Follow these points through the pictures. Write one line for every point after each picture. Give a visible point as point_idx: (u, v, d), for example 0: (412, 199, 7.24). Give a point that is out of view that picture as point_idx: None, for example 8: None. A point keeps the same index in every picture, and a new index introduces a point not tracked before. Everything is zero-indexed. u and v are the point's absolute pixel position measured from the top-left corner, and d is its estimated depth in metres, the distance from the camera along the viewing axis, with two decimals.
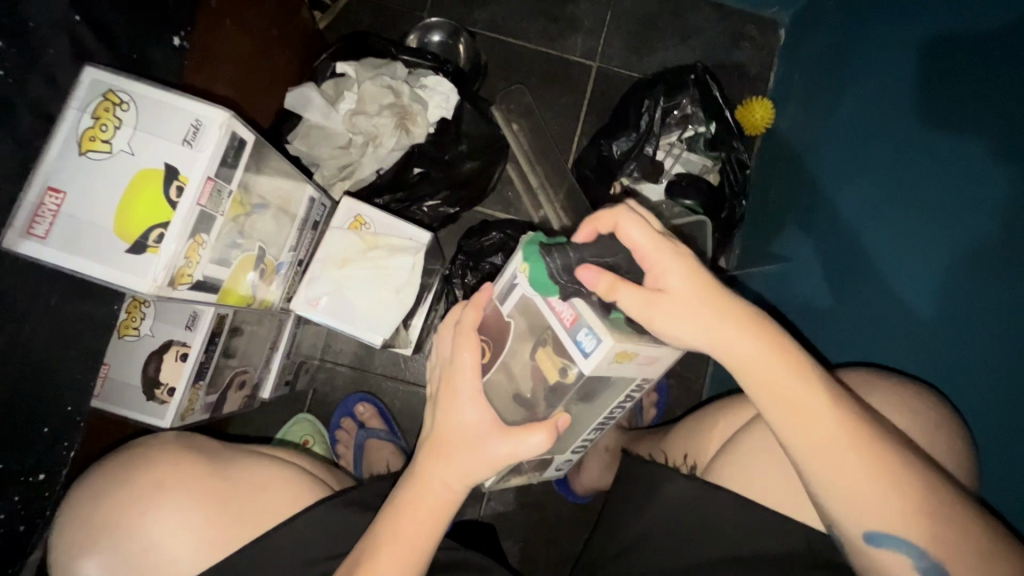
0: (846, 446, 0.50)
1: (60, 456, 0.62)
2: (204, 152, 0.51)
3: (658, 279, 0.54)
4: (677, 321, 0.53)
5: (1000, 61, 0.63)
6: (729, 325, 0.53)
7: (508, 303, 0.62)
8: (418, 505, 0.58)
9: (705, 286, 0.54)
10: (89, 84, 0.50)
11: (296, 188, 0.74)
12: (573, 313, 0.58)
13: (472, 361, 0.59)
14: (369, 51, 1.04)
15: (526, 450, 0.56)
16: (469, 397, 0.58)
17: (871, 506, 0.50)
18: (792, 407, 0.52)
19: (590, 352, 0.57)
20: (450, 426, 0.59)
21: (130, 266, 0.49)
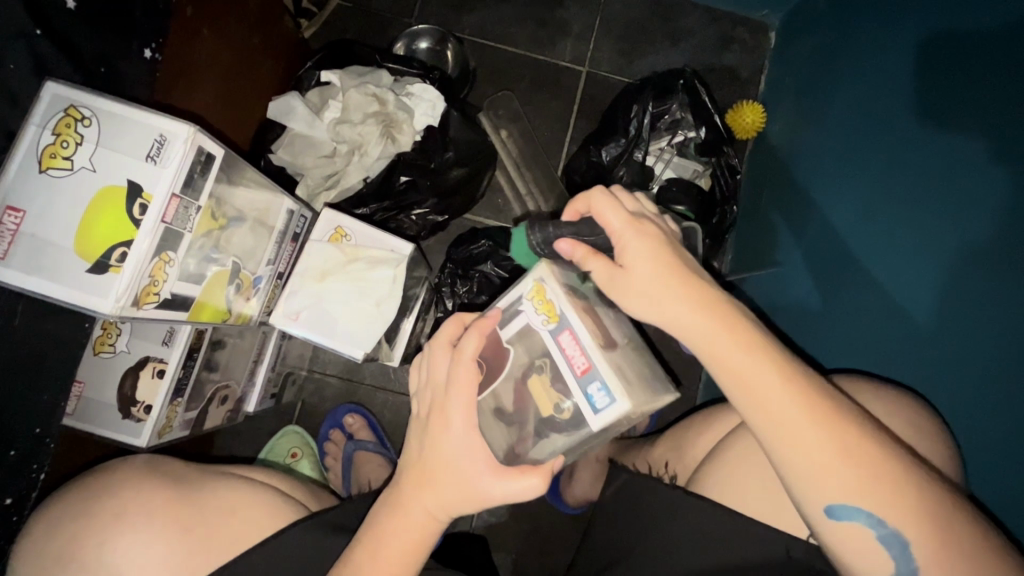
0: (801, 424, 0.47)
1: (30, 479, 0.61)
2: (168, 168, 0.50)
3: (620, 255, 0.53)
4: (640, 299, 0.52)
5: (994, 63, 0.61)
6: (681, 299, 0.51)
7: (509, 329, 0.58)
8: (400, 533, 0.57)
9: (664, 262, 0.52)
10: (50, 100, 0.49)
11: (274, 200, 0.72)
12: (586, 362, 0.54)
13: (469, 395, 0.56)
14: (354, 58, 1.03)
15: (519, 492, 0.55)
16: (464, 431, 0.56)
17: (834, 488, 0.47)
18: (748, 386, 0.49)
19: (599, 408, 0.52)
20: (439, 458, 0.56)
21: (92, 287, 0.48)
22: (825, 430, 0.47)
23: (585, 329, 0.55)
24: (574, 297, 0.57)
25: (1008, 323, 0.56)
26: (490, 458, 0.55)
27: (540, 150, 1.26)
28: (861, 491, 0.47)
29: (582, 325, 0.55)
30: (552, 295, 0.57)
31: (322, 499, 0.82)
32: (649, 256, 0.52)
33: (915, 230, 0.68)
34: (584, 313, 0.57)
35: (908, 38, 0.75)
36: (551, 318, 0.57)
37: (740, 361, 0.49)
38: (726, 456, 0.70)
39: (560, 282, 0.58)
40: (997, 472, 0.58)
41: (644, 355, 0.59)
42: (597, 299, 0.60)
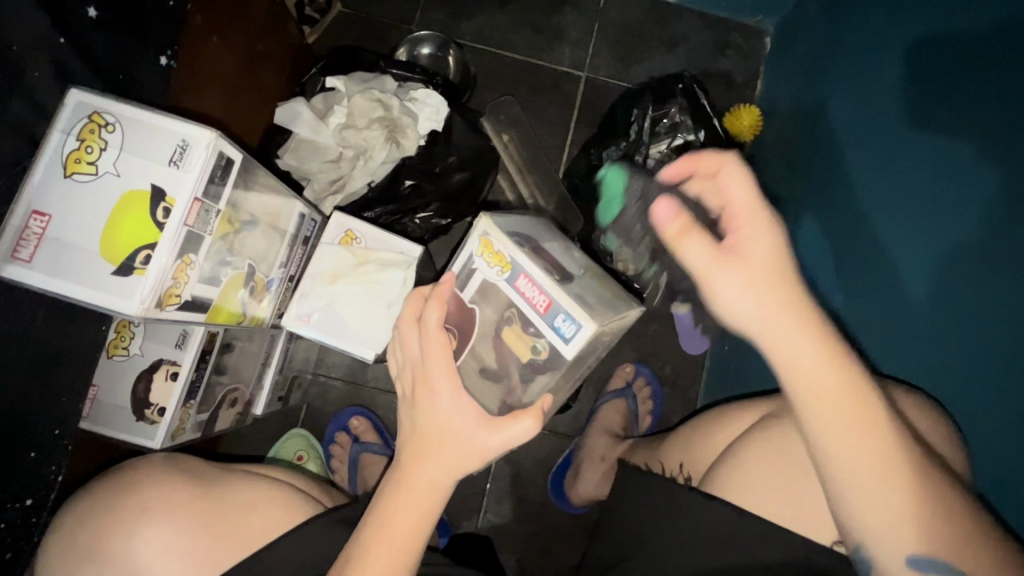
0: (865, 442, 0.50)
1: (48, 479, 0.62)
2: (190, 173, 0.51)
3: (738, 245, 0.53)
4: (744, 288, 0.51)
5: (986, 62, 0.62)
6: (789, 310, 0.51)
7: (470, 290, 0.59)
8: (405, 506, 0.58)
9: (782, 268, 0.52)
10: (75, 107, 0.50)
11: (286, 204, 0.73)
12: (546, 299, 0.55)
13: (447, 360, 0.56)
14: (358, 64, 1.05)
15: (514, 437, 0.56)
16: (448, 396, 0.56)
17: (878, 505, 0.50)
18: (827, 402, 0.50)
19: (570, 337, 0.55)
20: (431, 427, 0.57)
21: (116, 289, 0.49)
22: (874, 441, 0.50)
23: (538, 269, 0.56)
24: (518, 242, 0.58)
25: (997, 315, 0.58)
26: (482, 414, 0.56)
27: (541, 154, 1.28)
28: (895, 499, 0.50)
29: (534, 265, 0.56)
30: (499, 245, 0.57)
31: (335, 496, 0.84)
32: (771, 253, 0.52)
33: (911, 227, 0.70)
34: (532, 254, 0.58)
35: (902, 41, 0.77)
36: (504, 267, 0.57)
37: (825, 371, 0.50)
38: (739, 454, 0.71)
39: (502, 229, 0.58)
40: (993, 460, 0.59)
41: (587, 285, 0.63)
42: (537, 244, 0.62)
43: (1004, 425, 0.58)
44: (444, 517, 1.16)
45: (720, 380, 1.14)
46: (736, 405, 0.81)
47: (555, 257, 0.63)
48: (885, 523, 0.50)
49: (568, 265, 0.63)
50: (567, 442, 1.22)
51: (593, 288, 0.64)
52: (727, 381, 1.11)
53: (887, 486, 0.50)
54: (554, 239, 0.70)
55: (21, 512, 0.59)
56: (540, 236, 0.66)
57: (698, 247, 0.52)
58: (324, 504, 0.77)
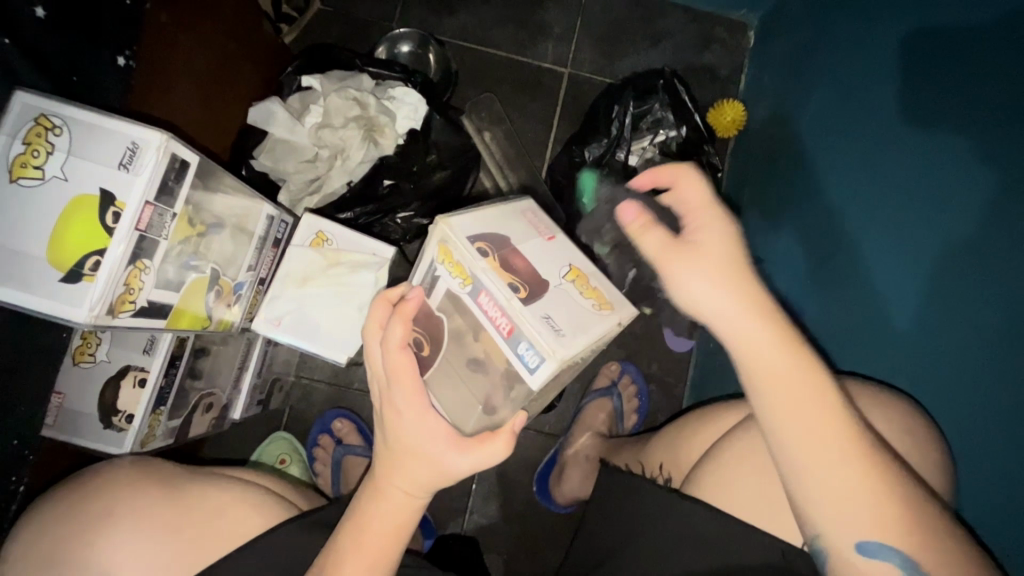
0: (837, 420, 0.50)
1: (8, 491, 0.61)
2: (141, 176, 0.50)
3: (692, 236, 0.54)
4: (700, 278, 0.52)
5: (973, 58, 0.60)
6: (744, 295, 0.52)
7: (436, 297, 0.58)
8: (379, 517, 0.57)
9: (736, 256, 0.53)
10: (20, 109, 0.49)
11: (252, 205, 0.72)
12: (509, 322, 0.53)
13: (411, 380, 0.55)
14: (335, 63, 1.03)
15: (484, 458, 0.55)
16: (414, 412, 0.55)
17: (846, 493, 0.50)
18: (779, 378, 0.51)
19: (534, 369, 0.53)
20: (399, 442, 0.56)
21: (65, 296, 0.48)
22: (819, 410, 0.50)
23: (502, 289, 0.53)
24: (484, 255, 0.55)
25: (990, 317, 0.56)
26: (450, 432, 0.55)
27: (524, 152, 1.27)
28: (846, 481, 0.49)
29: (498, 285, 0.53)
30: (462, 258, 0.55)
31: (312, 499, 0.83)
32: (723, 242, 0.54)
33: (895, 224, 0.68)
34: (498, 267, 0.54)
35: (889, 32, 0.75)
36: (466, 281, 0.55)
37: (775, 357, 0.51)
38: (724, 455, 0.70)
39: (467, 241, 0.55)
40: (982, 456, 0.58)
41: (568, 297, 0.58)
42: (510, 249, 0.57)
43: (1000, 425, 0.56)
44: (429, 517, 1.16)
45: (705, 379, 1.13)
46: (717, 405, 0.80)
47: (530, 262, 0.58)
48: (829, 500, 0.50)
49: (548, 272, 0.59)
50: (552, 442, 1.21)
51: (577, 301, 0.58)
52: (712, 378, 1.11)
53: (832, 450, 0.49)
54: (543, 232, 0.64)
55: None
56: (521, 235, 0.60)
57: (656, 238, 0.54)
58: (298, 506, 0.76)
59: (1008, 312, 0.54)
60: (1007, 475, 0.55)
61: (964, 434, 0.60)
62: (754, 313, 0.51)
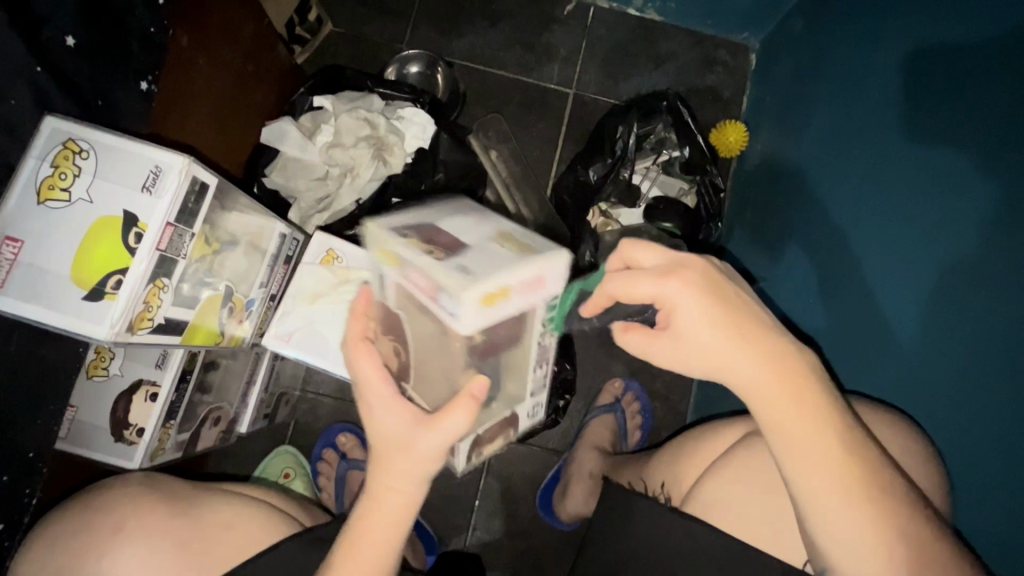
0: (837, 462, 0.50)
1: (20, 503, 0.61)
2: (164, 198, 0.51)
3: (668, 318, 0.53)
4: (679, 362, 0.53)
5: (976, 78, 0.61)
6: (746, 359, 0.52)
7: (387, 295, 0.57)
8: (369, 516, 0.58)
9: (722, 321, 0.51)
10: (50, 134, 0.51)
11: (267, 223, 0.74)
12: (427, 283, 0.49)
13: (374, 372, 0.57)
14: (346, 84, 1.06)
15: (452, 431, 0.54)
16: (382, 402, 0.56)
17: (846, 538, 0.50)
18: (787, 429, 0.52)
19: (457, 314, 0.47)
20: (377, 434, 0.57)
21: (87, 314, 0.50)
22: (821, 463, 0.50)
23: (413, 253, 0.49)
24: (402, 234, 0.52)
25: (995, 335, 0.56)
26: (418, 415, 0.56)
27: (529, 170, 1.29)
28: (851, 523, 0.50)
29: (412, 251, 0.49)
30: (383, 242, 0.52)
31: (316, 514, 0.83)
32: (699, 315, 0.51)
33: (898, 244, 0.69)
34: (415, 238, 0.51)
35: (889, 55, 0.77)
36: (392, 262, 0.52)
37: (776, 403, 0.52)
38: (724, 475, 0.70)
39: (383, 225, 0.53)
40: (980, 479, 0.58)
41: (489, 249, 0.50)
42: (431, 224, 0.53)
43: (1000, 446, 0.56)
44: (431, 532, 1.16)
45: (709, 397, 1.14)
46: (719, 423, 0.80)
47: (453, 229, 0.53)
48: (817, 512, 0.51)
49: (469, 234, 0.52)
50: (556, 458, 1.21)
51: (503, 247, 0.51)
52: (716, 396, 1.11)
53: (833, 487, 0.50)
54: (472, 211, 0.58)
55: None
56: (444, 213, 0.56)
57: (639, 340, 0.54)
58: (302, 522, 0.77)
59: (1009, 328, 0.55)
60: (1007, 495, 0.55)
61: (962, 456, 0.60)
62: (752, 358, 0.52)
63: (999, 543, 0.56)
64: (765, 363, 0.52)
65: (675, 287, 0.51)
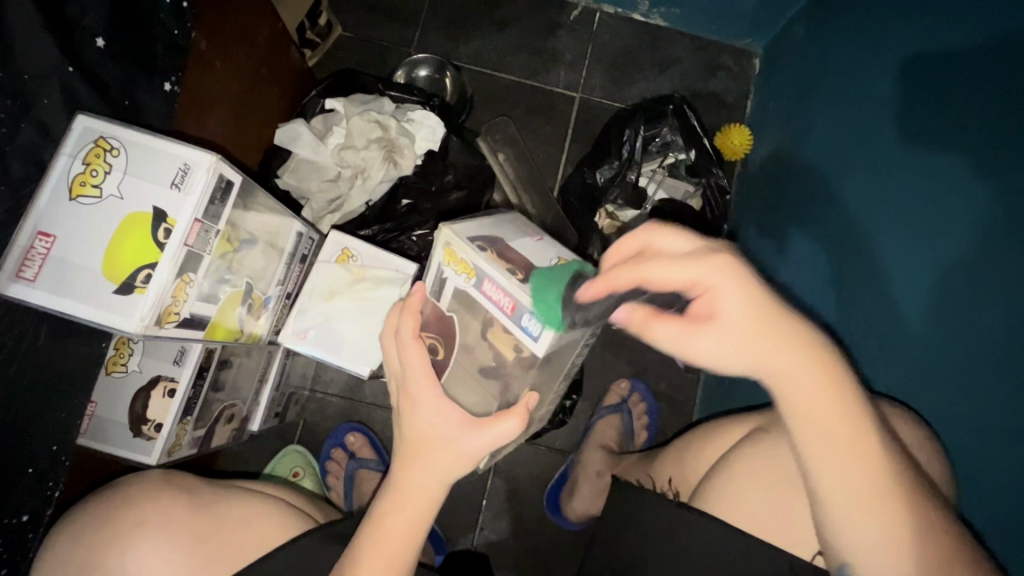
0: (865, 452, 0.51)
1: (45, 496, 0.62)
2: (191, 195, 0.53)
3: (711, 305, 0.50)
4: (721, 353, 0.50)
5: (978, 80, 0.63)
6: (792, 355, 0.51)
7: (445, 299, 0.60)
8: (396, 512, 0.59)
9: (763, 309, 0.50)
10: (81, 132, 0.52)
11: (283, 223, 0.75)
12: (512, 300, 0.53)
13: (424, 371, 0.57)
14: (358, 87, 1.08)
15: (502, 434, 0.55)
16: (429, 401, 0.56)
17: (873, 530, 0.51)
18: (815, 421, 0.51)
19: (538, 335, 0.52)
20: (415, 432, 0.58)
21: (117, 307, 0.51)
22: (856, 462, 0.51)
23: (502, 271, 0.53)
24: (482, 247, 0.55)
25: (993, 330, 0.57)
26: (464, 417, 0.57)
27: (536, 173, 1.31)
28: (882, 522, 0.51)
29: (498, 269, 0.53)
30: (463, 254, 0.56)
31: (328, 511, 0.84)
32: (744, 308, 0.50)
33: (902, 244, 0.70)
34: (497, 256, 0.55)
35: (891, 59, 0.79)
36: (469, 273, 0.55)
37: (821, 394, 0.51)
38: (730, 469, 0.71)
39: (464, 237, 0.56)
40: (985, 473, 0.59)
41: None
42: (506, 244, 0.57)
43: (1002, 438, 0.57)
44: (439, 531, 1.16)
45: (714, 396, 1.15)
46: (727, 419, 0.81)
47: (527, 252, 0.58)
48: (849, 507, 0.51)
49: (542, 258, 0.58)
50: (563, 458, 1.22)
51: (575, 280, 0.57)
52: (721, 396, 1.12)
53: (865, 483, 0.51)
54: (532, 234, 0.63)
55: (17, 527, 0.60)
56: (512, 233, 0.60)
57: (668, 327, 0.51)
58: (315, 518, 0.77)
59: (1006, 324, 0.56)
60: (1009, 487, 0.56)
61: (967, 451, 0.61)
62: (794, 352, 0.51)
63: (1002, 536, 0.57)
64: (804, 358, 0.51)
65: (715, 268, 0.49)
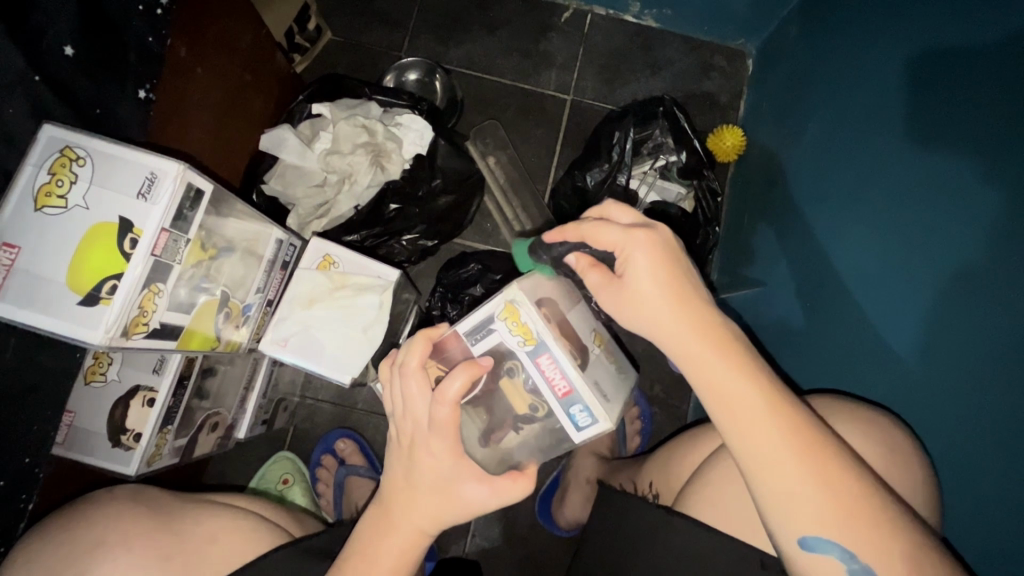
0: (771, 421, 0.50)
1: (16, 509, 0.62)
2: (158, 205, 0.52)
3: (623, 265, 0.55)
4: (627, 308, 0.55)
5: (986, 79, 0.60)
6: (681, 320, 0.53)
7: (483, 346, 0.64)
8: (384, 550, 0.58)
9: (663, 275, 0.54)
10: (46, 141, 0.52)
11: (263, 230, 0.75)
12: (567, 387, 0.62)
13: (453, 431, 0.56)
14: (344, 92, 1.07)
15: (510, 498, 0.58)
16: (450, 454, 0.56)
17: (806, 512, 0.48)
18: (717, 385, 0.52)
19: (583, 426, 0.63)
20: (425, 478, 0.57)
21: (82, 319, 0.50)
22: (762, 429, 0.49)
23: (565, 357, 0.62)
24: (546, 321, 0.63)
25: (993, 337, 0.55)
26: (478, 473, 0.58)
27: (527, 176, 1.30)
28: (815, 508, 0.48)
29: (561, 352, 0.62)
30: (528, 320, 0.63)
31: (308, 525, 0.83)
32: (646, 269, 0.54)
33: (900, 247, 0.68)
34: (557, 334, 0.64)
35: (886, 59, 0.77)
36: (528, 341, 0.63)
37: (712, 362, 0.52)
38: (711, 475, 0.70)
39: (532, 304, 0.63)
40: (975, 485, 0.58)
41: (603, 367, 0.68)
42: (562, 316, 0.66)
43: (991, 449, 0.55)
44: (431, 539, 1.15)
45: None
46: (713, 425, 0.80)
47: (577, 329, 0.67)
48: (766, 483, 0.49)
49: (585, 338, 0.68)
50: (556, 464, 1.21)
51: (608, 367, 0.69)
52: None
53: (772, 440, 0.49)
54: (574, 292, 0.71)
55: None
56: (563, 297, 0.68)
57: (593, 277, 0.57)
58: (292, 532, 0.76)
59: (1007, 333, 0.54)
60: (1001, 499, 0.54)
61: (956, 461, 0.60)
62: (682, 319, 0.53)
63: (991, 549, 0.56)
64: (694, 324, 0.53)
65: (627, 235, 0.55)
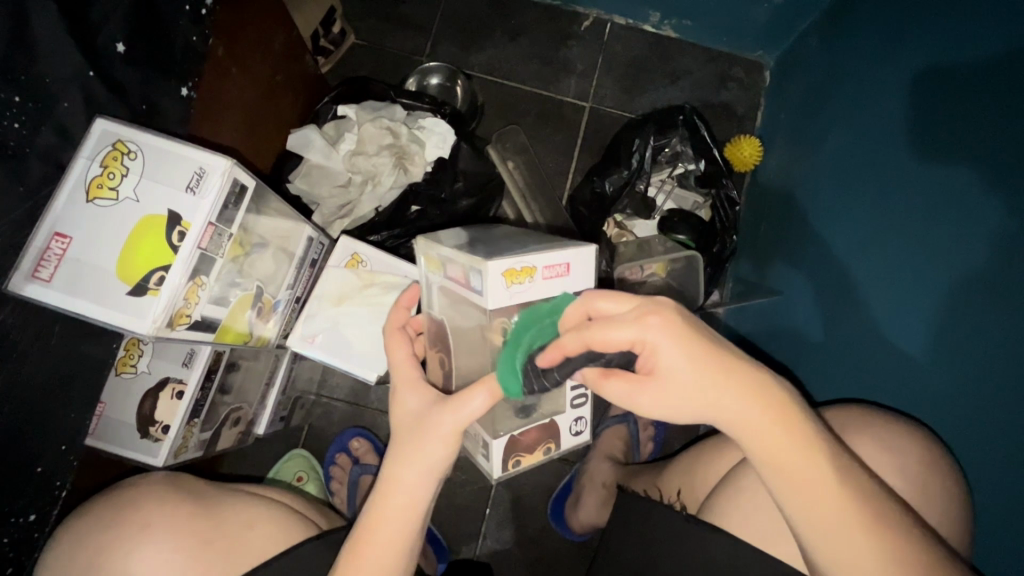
0: (835, 494, 0.50)
1: (52, 495, 0.63)
2: (205, 199, 0.53)
3: (648, 363, 0.53)
4: (664, 404, 0.53)
5: (991, 96, 0.62)
6: (733, 397, 0.52)
7: (435, 305, 0.69)
8: (383, 499, 0.59)
9: (704, 363, 0.52)
10: (100, 135, 0.53)
11: (295, 228, 0.76)
12: (460, 270, 0.60)
13: (411, 370, 0.64)
14: (369, 94, 1.08)
15: (469, 412, 0.57)
16: (412, 389, 0.63)
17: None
18: (782, 467, 0.52)
19: (481, 288, 0.56)
20: (399, 419, 0.62)
21: (129, 309, 0.51)
22: (835, 505, 0.50)
23: (453, 249, 0.62)
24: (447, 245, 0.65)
25: (1004, 346, 0.57)
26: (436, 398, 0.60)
27: (546, 181, 1.31)
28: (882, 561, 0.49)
29: (451, 249, 0.62)
30: (432, 252, 0.66)
31: (331, 517, 0.83)
32: (684, 360, 0.52)
33: (912, 256, 0.69)
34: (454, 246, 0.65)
35: (899, 73, 0.78)
36: (437, 267, 0.65)
37: (774, 434, 0.52)
38: (741, 483, 0.69)
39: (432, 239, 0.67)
40: (999, 498, 0.58)
41: (519, 248, 0.62)
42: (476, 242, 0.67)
43: (1011, 460, 0.56)
44: (442, 540, 1.15)
45: None
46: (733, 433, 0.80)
47: (496, 243, 0.66)
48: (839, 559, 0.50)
49: (506, 245, 0.65)
50: (568, 468, 1.21)
51: (529, 247, 0.62)
52: None
53: (845, 518, 0.50)
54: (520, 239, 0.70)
55: (24, 526, 0.61)
56: (492, 239, 0.70)
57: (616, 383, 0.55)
58: (317, 524, 0.76)
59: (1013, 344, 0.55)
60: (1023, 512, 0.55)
61: (979, 474, 0.60)
62: (740, 393, 0.52)
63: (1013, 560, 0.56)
64: (750, 396, 0.52)
65: (651, 328, 0.52)
